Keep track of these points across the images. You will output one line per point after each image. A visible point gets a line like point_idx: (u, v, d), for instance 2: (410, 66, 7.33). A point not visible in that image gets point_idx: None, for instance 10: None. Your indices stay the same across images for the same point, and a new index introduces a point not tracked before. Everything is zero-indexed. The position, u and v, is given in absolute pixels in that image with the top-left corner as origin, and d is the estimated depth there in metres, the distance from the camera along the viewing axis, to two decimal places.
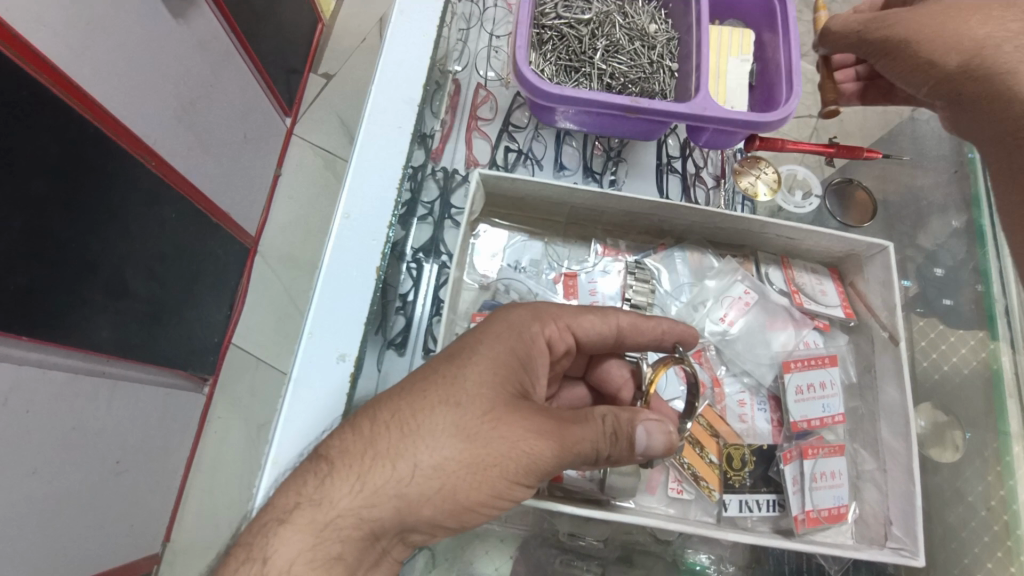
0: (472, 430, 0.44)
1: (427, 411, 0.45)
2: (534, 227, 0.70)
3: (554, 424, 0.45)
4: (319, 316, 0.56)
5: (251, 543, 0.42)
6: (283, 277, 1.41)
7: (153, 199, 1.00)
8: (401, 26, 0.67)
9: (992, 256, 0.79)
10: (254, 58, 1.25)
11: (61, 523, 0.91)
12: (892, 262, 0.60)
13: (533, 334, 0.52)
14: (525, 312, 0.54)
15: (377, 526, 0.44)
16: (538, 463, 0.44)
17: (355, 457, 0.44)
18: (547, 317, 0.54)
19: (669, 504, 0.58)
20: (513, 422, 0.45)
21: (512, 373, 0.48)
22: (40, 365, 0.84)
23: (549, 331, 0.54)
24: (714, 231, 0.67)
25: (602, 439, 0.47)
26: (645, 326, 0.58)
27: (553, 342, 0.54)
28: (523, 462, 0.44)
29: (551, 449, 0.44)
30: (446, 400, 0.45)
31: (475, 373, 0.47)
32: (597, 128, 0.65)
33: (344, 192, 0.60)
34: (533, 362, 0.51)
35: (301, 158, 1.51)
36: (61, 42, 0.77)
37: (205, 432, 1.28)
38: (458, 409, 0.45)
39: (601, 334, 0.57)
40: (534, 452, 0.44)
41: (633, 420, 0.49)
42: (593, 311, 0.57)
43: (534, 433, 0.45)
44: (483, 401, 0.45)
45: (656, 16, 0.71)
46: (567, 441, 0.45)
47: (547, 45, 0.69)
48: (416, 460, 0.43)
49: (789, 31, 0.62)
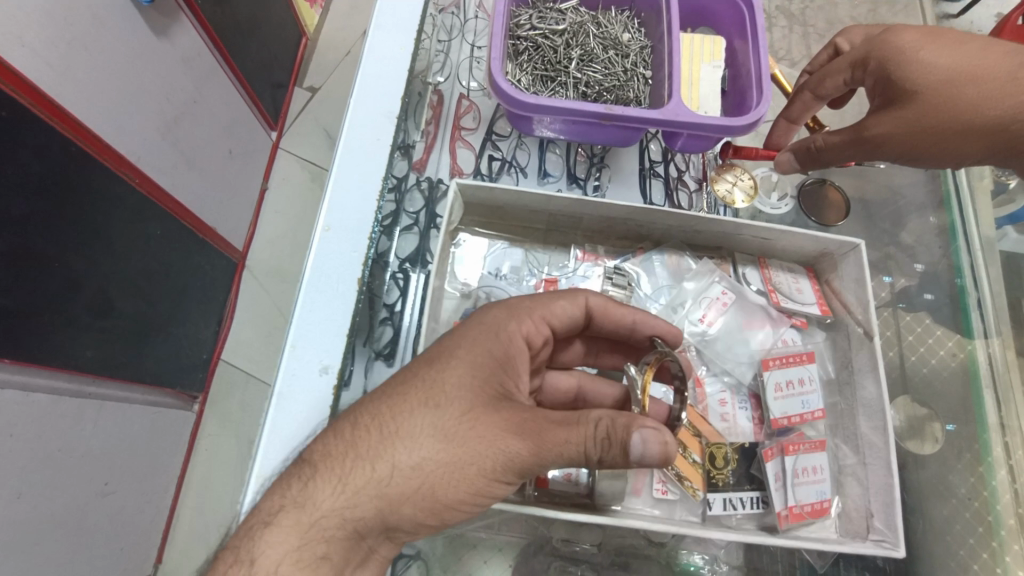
0: (451, 430, 0.44)
1: (405, 413, 0.45)
2: (513, 235, 0.71)
3: (534, 423, 0.44)
4: (301, 329, 0.56)
5: (240, 545, 0.42)
6: (272, 292, 1.40)
7: (137, 216, 0.99)
8: (378, 39, 0.67)
9: (965, 251, 0.82)
10: (238, 73, 1.26)
11: (48, 548, 0.89)
12: (864, 259, 0.61)
13: (511, 332, 0.52)
14: (501, 310, 0.54)
15: (361, 526, 0.43)
16: (516, 462, 0.44)
17: (337, 460, 0.44)
18: (522, 312, 0.54)
19: (654, 505, 0.58)
20: (491, 420, 0.45)
21: (491, 373, 0.48)
22: (25, 387, 0.83)
23: (526, 327, 0.54)
24: (692, 234, 0.68)
25: (591, 443, 0.44)
26: (613, 312, 0.60)
27: (531, 336, 0.54)
28: (501, 461, 0.44)
29: (529, 448, 0.44)
30: (425, 401, 0.46)
31: (453, 374, 0.47)
32: (574, 135, 0.66)
33: (324, 204, 0.60)
34: (513, 361, 0.51)
35: (288, 172, 1.51)
36: (41, 62, 0.77)
37: (194, 450, 1.26)
38: (437, 410, 0.45)
39: (571, 316, 0.58)
40: (511, 450, 0.44)
41: (629, 425, 0.44)
42: (562, 296, 0.58)
43: (512, 432, 0.44)
44: (461, 401, 0.46)
45: (629, 26, 0.72)
46: (546, 442, 0.44)
47: (524, 56, 0.70)
48: (395, 461, 0.43)
49: (758, 37, 0.63)
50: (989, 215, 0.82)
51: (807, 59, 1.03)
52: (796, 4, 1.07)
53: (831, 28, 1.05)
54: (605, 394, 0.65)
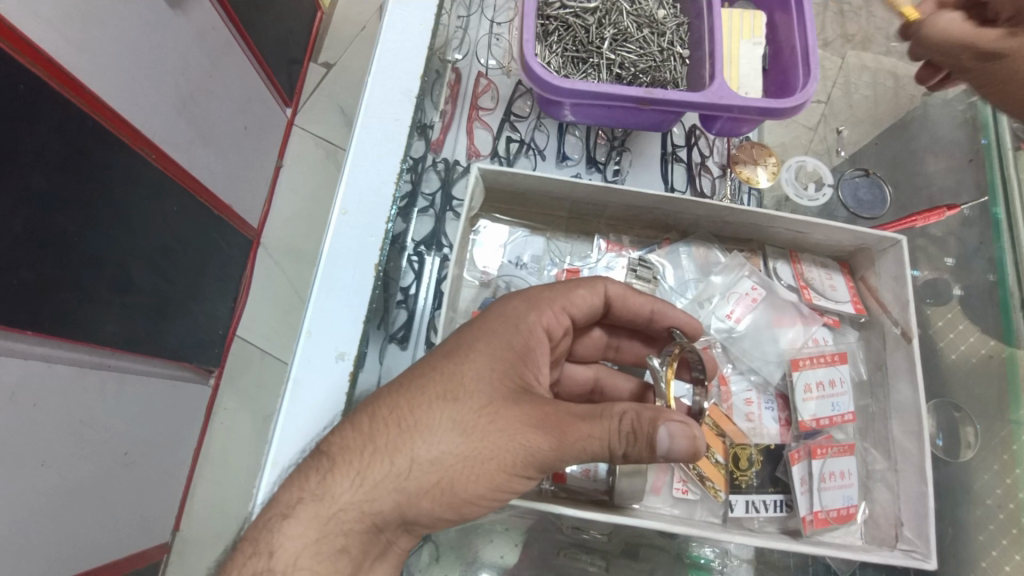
0: (470, 424, 0.44)
1: (424, 406, 0.44)
2: (534, 222, 0.69)
3: (556, 417, 0.44)
4: (317, 314, 0.55)
5: (257, 536, 0.42)
6: (287, 270, 1.41)
7: (156, 192, 0.99)
8: (398, 14, 0.65)
9: (1008, 249, 0.76)
10: (253, 47, 1.24)
11: (72, 515, 0.92)
12: (905, 256, 0.58)
13: (531, 323, 0.51)
14: (521, 300, 0.52)
15: (379, 520, 0.43)
16: (537, 457, 0.43)
17: (355, 453, 0.44)
18: (543, 301, 0.53)
19: (674, 505, 0.58)
20: (512, 414, 0.44)
21: (512, 366, 0.47)
22: (47, 359, 0.84)
23: (547, 318, 0.53)
24: (721, 226, 0.66)
25: (615, 438, 0.43)
26: (632, 300, 0.59)
27: (552, 327, 0.53)
28: (521, 455, 0.43)
29: (551, 443, 0.43)
30: (444, 394, 0.45)
31: (473, 368, 0.46)
32: (606, 121, 0.64)
33: (341, 187, 0.59)
34: (533, 353, 0.50)
35: (302, 149, 1.50)
36: (58, 34, 0.76)
37: (212, 424, 1.29)
38: (457, 403, 0.44)
39: (593, 305, 0.57)
40: (533, 445, 0.43)
41: (656, 419, 0.43)
42: (581, 285, 0.56)
43: (533, 426, 0.43)
44: (481, 394, 0.45)
45: (664, 1, 0.69)
46: (569, 437, 0.43)
47: (553, 36, 0.67)
48: (414, 455, 0.43)
49: (803, 11, 0.60)
50: None
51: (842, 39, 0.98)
52: None
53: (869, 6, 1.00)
54: (621, 389, 0.64)
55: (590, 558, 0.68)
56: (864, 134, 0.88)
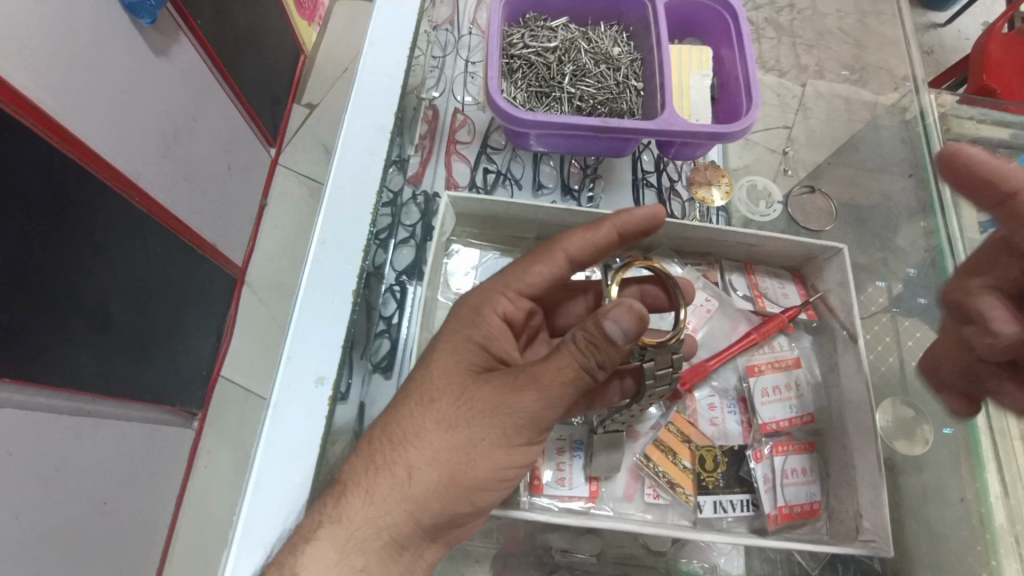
0: (454, 418, 0.48)
1: (408, 416, 0.49)
2: (502, 245, 0.72)
3: (521, 380, 0.48)
4: (297, 340, 0.57)
5: (282, 563, 0.46)
6: (271, 306, 1.41)
7: (136, 233, 1.00)
8: (372, 55, 0.69)
9: (950, 256, 0.77)
10: (236, 90, 1.28)
11: (45, 567, 0.88)
12: (846, 263, 0.62)
13: (485, 312, 0.56)
14: (473, 295, 0.58)
15: (396, 531, 0.47)
16: (523, 421, 0.47)
17: (360, 474, 0.48)
18: (491, 290, 0.58)
19: (646, 510, 0.59)
20: (485, 398, 0.48)
21: (476, 357, 0.53)
22: (23, 406, 0.83)
23: (501, 304, 0.57)
24: (679, 241, 0.68)
25: (580, 355, 0.46)
26: (593, 241, 0.58)
27: (510, 308, 0.58)
28: (507, 423, 0.47)
29: (530, 397, 0.47)
30: (420, 400, 0.50)
31: (440, 371, 0.51)
32: (569, 149, 0.67)
33: (319, 217, 0.61)
34: (496, 335, 0.55)
35: (286, 187, 1.53)
36: (44, 84, 0.79)
37: (194, 466, 1.26)
38: (435, 406, 0.49)
39: (553, 277, 0.60)
40: (513, 408, 0.47)
41: (599, 319, 0.45)
42: (536, 258, 0.59)
43: (506, 397, 0.48)
44: (453, 391, 0.50)
45: (618, 39, 0.73)
46: (541, 385, 0.46)
47: (518, 73, 0.72)
48: (410, 462, 0.47)
49: (744, 46, 0.65)
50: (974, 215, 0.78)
51: (796, 69, 1.05)
52: (784, 17, 1.09)
53: (818, 39, 1.08)
54: None
55: None
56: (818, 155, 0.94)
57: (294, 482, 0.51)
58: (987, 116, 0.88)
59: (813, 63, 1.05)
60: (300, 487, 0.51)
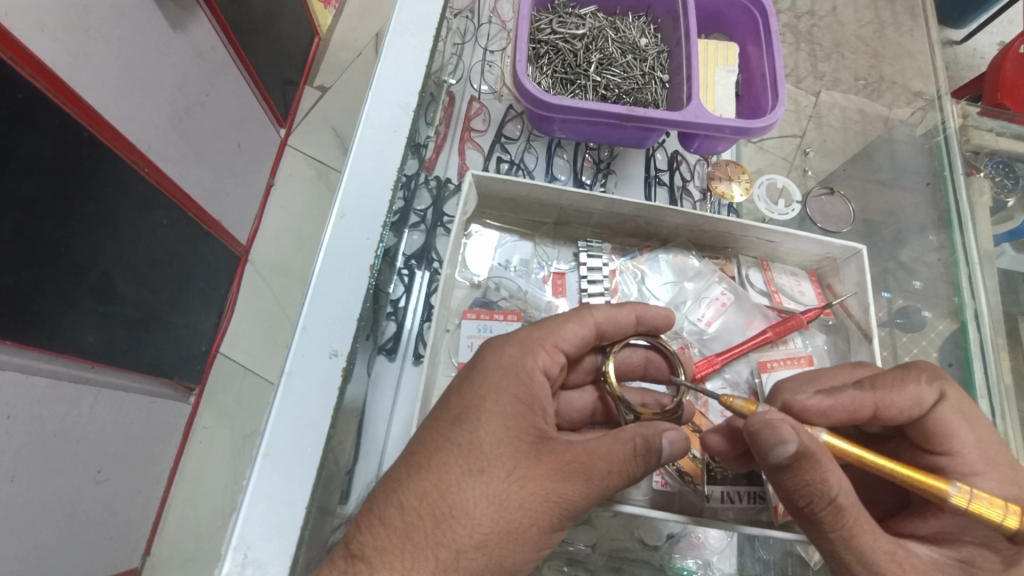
0: (504, 494, 0.44)
1: (454, 488, 0.43)
2: (522, 228, 0.72)
3: (580, 466, 0.45)
4: (312, 312, 0.57)
5: None
6: (273, 286, 1.41)
7: (145, 204, 1.00)
8: (397, 35, 0.69)
9: (962, 262, 0.76)
10: (250, 68, 1.27)
11: (37, 532, 0.88)
12: (866, 264, 0.63)
13: (531, 369, 0.50)
14: (513, 347, 0.52)
15: None
16: (574, 508, 0.45)
17: (394, 555, 0.41)
18: (533, 343, 0.52)
19: (654, 496, 0.61)
20: (540, 476, 0.44)
21: (523, 420, 0.47)
22: (24, 369, 0.83)
23: (542, 360, 0.52)
24: (699, 234, 0.69)
25: (636, 461, 0.47)
26: (618, 317, 0.57)
27: (549, 367, 0.52)
28: (555, 512, 0.44)
29: (584, 492, 0.45)
30: (469, 469, 0.44)
31: (487, 434, 0.46)
32: (593, 137, 0.67)
33: (339, 191, 0.62)
34: (540, 400, 0.49)
35: (295, 168, 1.53)
36: (62, 49, 0.79)
37: (189, 441, 1.26)
38: (484, 477, 0.44)
39: (585, 338, 0.56)
40: (566, 499, 0.45)
41: (657, 431, 0.49)
42: (570, 319, 0.55)
43: (562, 481, 0.45)
44: (504, 462, 0.45)
45: (646, 30, 0.73)
46: (596, 480, 0.45)
47: (544, 59, 0.72)
48: (457, 544, 0.42)
49: (773, 42, 0.65)
50: (988, 231, 0.77)
51: (813, 76, 1.05)
52: (803, 24, 1.09)
53: (837, 48, 1.08)
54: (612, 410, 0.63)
55: (572, 569, 0.67)
56: (830, 163, 0.94)
57: (304, 451, 0.52)
58: (1006, 130, 0.87)
59: (830, 72, 1.05)
60: (310, 456, 0.52)
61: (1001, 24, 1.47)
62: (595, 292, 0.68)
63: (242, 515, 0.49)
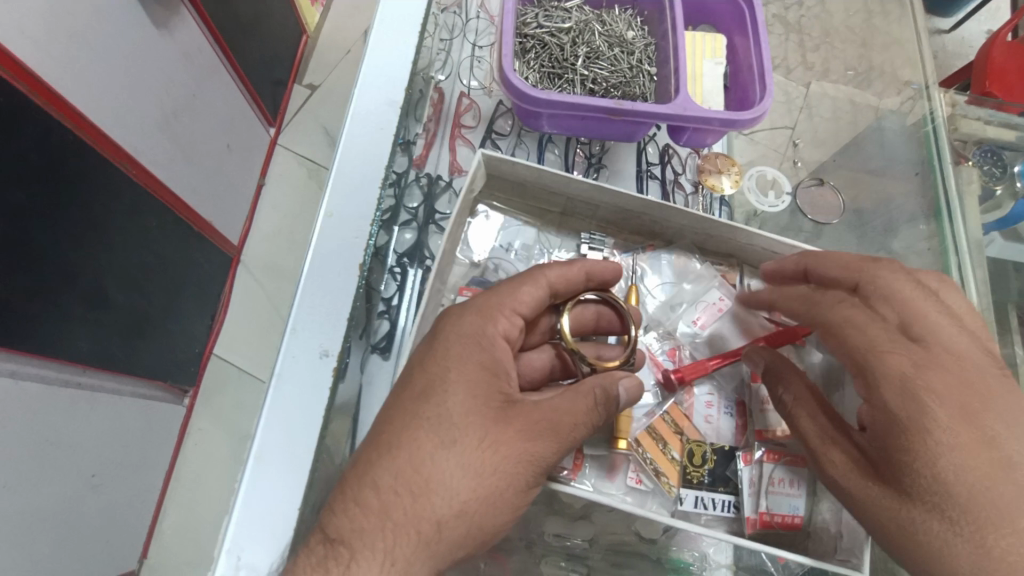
0: (477, 461, 0.44)
1: (427, 462, 0.44)
2: (527, 214, 0.71)
3: (547, 424, 0.46)
4: (301, 312, 0.57)
5: None
6: (266, 287, 1.40)
7: (134, 207, 0.99)
8: (383, 31, 0.68)
9: (952, 252, 0.75)
10: (239, 68, 1.26)
11: (33, 540, 0.88)
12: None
13: (492, 336, 0.50)
14: (472, 315, 0.51)
15: None
16: (546, 464, 0.46)
17: (376, 533, 0.42)
18: (493, 310, 0.51)
19: (627, 492, 0.59)
20: (510, 440, 0.45)
21: (489, 388, 0.47)
22: (15, 376, 0.82)
23: (503, 325, 0.51)
24: (704, 238, 0.68)
25: (598, 409, 0.48)
26: (571, 274, 0.56)
27: (510, 332, 0.52)
28: (527, 472, 0.45)
29: (554, 450, 0.46)
30: (441, 442, 0.45)
31: (456, 407, 0.46)
32: (581, 131, 0.67)
33: (327, 191, 0.61)
34: (504, 365, 0.49)
35: (285, 167, 1.52)
36: (45, 52, 0.77)
37: (185, 444, 1.26)
38: (456, 449, 0.44)
39: (543, 298, 0.54)
40: (538, 457, 0.46)
41: (613, 379, 0.49)
42: (523, 281, 0.54)
43: (532, 439, 0.46)
44: (474, 432, 0.45)
45: (633, 23, 0.73)
46: (564, 437, 0.46)
47: (531, 53, 0.72)
48: (436, 513, 0.43)
49: (759, 35, 0.65)
50: (976, 217, 0.77)
51: (803, 67, 1.05)
52: (793, 14, 1.09)
53: (827, 39, 1.08)
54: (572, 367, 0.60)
55: (570, 565, 0.68)
56: (821, 154, 0.96)
57: (296, 453, 0.52)
58: (994, 118, 0.88)
59: (820, 62, 1.05)
60: (301, 458, 0.51)
61: (989, 11, 1.47)
62: None
63: (233, 518, 0.49)
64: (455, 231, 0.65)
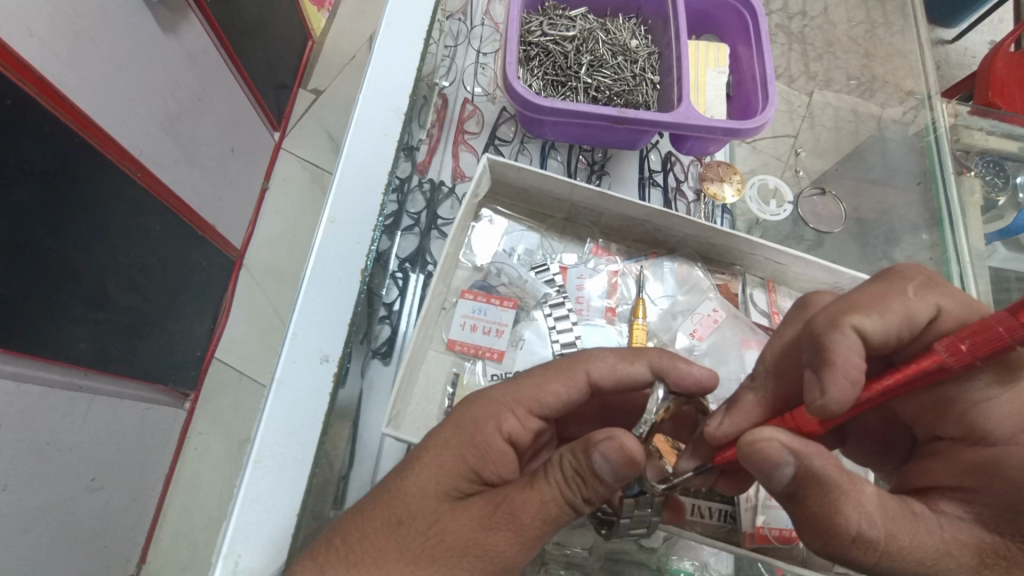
0: (419, 550, 0.41)
1: (369, 538, 0.42)
2: (531, 219, 0.72)
3: (504, 512, 0.41)
4: (303, 316, 0.57)
5: None
6: (268, 290, 1.40)
7: (137, 209, 0.99)
8: (388, 39, 0.68)
9: (954, 261, 0.74)
10: (244, 73, 1.27)
11: (30, 542, 0.87)
12: None
13: (489, 432, 0.47)
14: (479, 407, 0.48)
15: None
16: (498, 559, 0.41)
17: None
18: (499, 406, 0.48)
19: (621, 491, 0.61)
20: (458, 526, 0.41)
21: (460, 473, 0.45)
22: (15, 377, 0.82)
23: (508, 424, 0.48)
24: (706, 246, 0.68)
25: (565, 489, 0.41)
26: (620, 369, 0.52)
27: (516, 432, 0.48)
28: (476, 566, 0.40)
29: (510, 539, 0.41)
30: (391, 520, 0.42)
31: (413, 484, 0.44)
32: (585, 139, 0.67)
33: (330, 196, 0.61)
34: (494, 455, 0.46)
35: (289, 172, 1.52)
36: (51, 56, 0.78)
37: (184, 447, 1.25)
38: (401, 528, 0.42)
39: (570, 400, 0.51)
40: (487, 548, 0.41)
41: (585, 452, 0.40)
42: (552, 379, 0.51)
43: (483, 529, 0.41)
44: (426, 515, 0.42)
45: (636, 32, 0.74)
46: (520, 522, 0.41)
47: (534, 61, 0.72)
48: None
49: (763, 44, 0.65)
50: (979, 228, 0.75)
51: (806, 76, 1.06)
52: (796, 25, 1.10)
53: (829, 49, 1.09)
54: None
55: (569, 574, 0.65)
56: (822, 163, 0.96)
57: (295, 458, 0.52)
58: (996, 129, 0.87)
59: (822, 72, 1.06)
60: (299, 462, 0.52)
61: (992, 23, 1.47)
62: (597, 292, 0.69)
63: (223, 540, 0.49)
64: (458, 234, 0.65)
